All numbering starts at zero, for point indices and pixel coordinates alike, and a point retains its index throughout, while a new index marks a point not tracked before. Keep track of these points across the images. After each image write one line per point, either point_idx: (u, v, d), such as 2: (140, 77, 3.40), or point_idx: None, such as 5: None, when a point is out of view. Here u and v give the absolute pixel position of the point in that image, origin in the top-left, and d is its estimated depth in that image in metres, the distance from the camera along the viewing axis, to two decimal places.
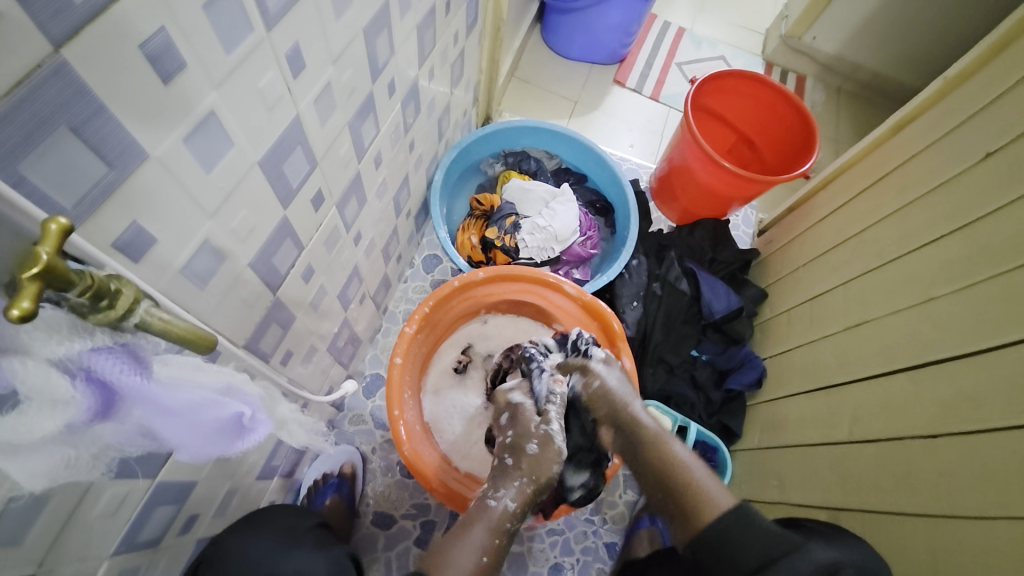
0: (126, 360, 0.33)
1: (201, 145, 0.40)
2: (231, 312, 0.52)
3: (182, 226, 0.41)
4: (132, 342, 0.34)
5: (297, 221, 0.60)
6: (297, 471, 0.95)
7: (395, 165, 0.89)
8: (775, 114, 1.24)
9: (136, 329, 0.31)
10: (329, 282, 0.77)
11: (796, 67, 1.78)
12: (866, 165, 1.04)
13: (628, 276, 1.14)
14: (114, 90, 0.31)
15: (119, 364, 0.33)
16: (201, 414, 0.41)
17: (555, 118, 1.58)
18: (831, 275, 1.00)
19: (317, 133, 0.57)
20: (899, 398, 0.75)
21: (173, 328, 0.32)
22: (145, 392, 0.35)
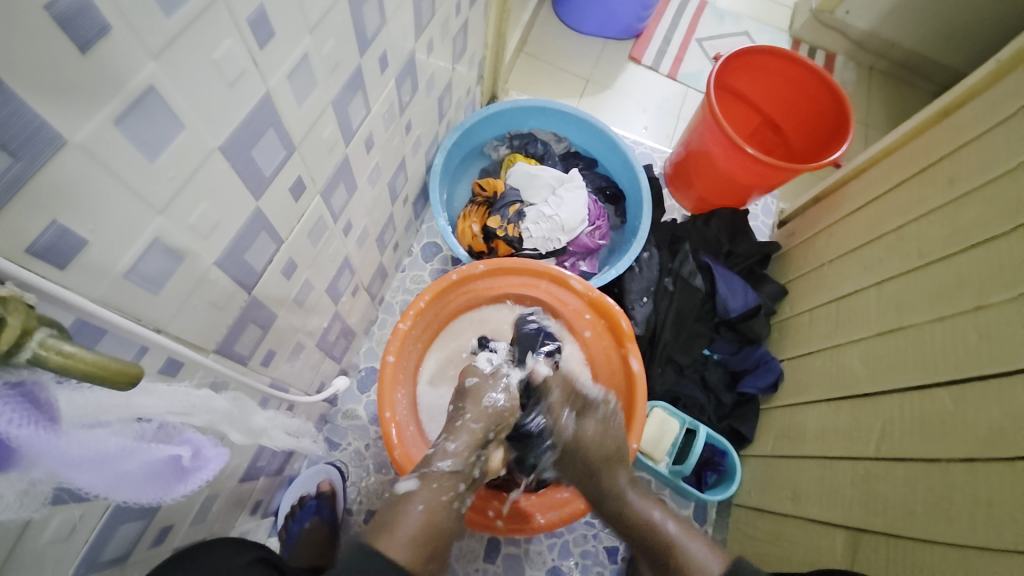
0: (11, 405, 0.27)
1: (139, 129, 0.33)
2: (195, 316, 0.47)
3: (122, 224, 0.35)
4: (36, 379, 0.29)
5: (273, 213, 0.54)
6: (286, 468, 0.91)
7: (391, 149, 0.82)
8: (807, 96, 1.14)
9: (35, 365, 0.26)
10: (316, 277, 0.71)
11: (825, 44, 1.66)
12: (907, 153, 0.96)
13: (638, 270, 1.08)
14: (8, 61, 0.25)
15: (6, 414, 0.26)
16: (128, 456, 0.34)
17: (565, 97, 1.49)
18: (862, 274, 0.93)
19: (294, 114, 0.50)
20: (938, 416, 0.69)
21: (81, 358, 0.27)
22: (39, 441, 0.28)
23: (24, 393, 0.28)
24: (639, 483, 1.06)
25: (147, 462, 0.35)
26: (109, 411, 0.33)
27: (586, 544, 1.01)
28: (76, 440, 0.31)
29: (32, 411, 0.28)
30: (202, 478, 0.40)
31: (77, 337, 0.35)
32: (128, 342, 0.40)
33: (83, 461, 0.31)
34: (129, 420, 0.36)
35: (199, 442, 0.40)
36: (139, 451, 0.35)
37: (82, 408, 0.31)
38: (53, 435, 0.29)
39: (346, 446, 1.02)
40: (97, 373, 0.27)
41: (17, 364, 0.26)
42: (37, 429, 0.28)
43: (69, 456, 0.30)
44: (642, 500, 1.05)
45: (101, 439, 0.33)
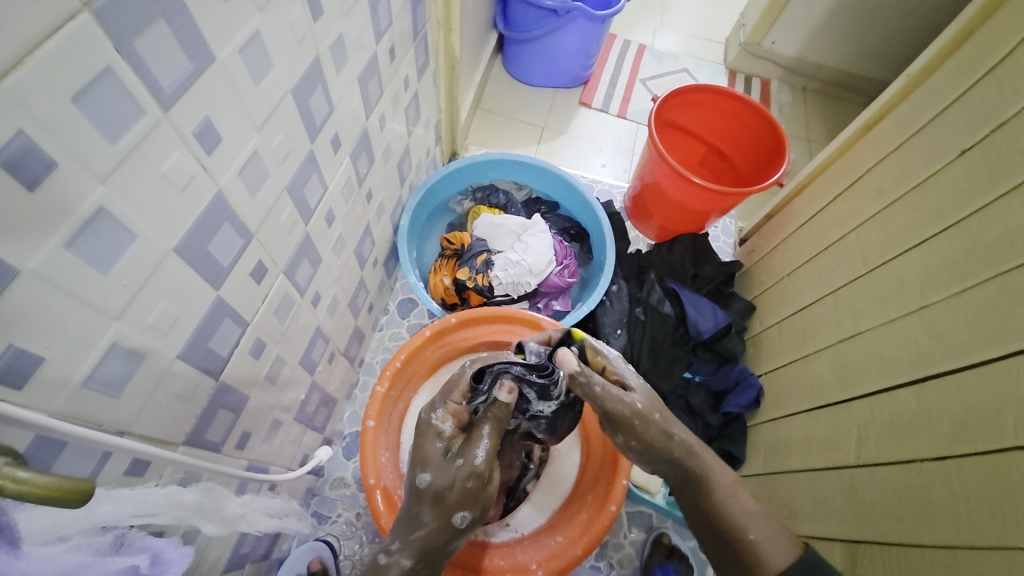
0: None
1: (91, 247, 0.36)
2: (159, 411, 0.47)
3: (79, 336, 0.37)
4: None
5: (236, 297, 0.55)
6: (275, 550, 0.88)
7: (354, 218, 0.86)
8: (744, 124, 1.22)
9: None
10: (287, 351, 0.72)
11: (760, 72, 1.79)
12: (840, 166, 1.02)
13: (609, 304, 1.10)
14: None
15: None
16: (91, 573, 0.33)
17: (523, 145, 1.57)
18: (818, 284, 0.97)
19: (249, 205, 0.53)
20: (906, 417, 0.71)
21: (31, 485, 0.28)
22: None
23: None
24: (641, 517, 1.05)
25: (104, 574, 0.34)
26: (68, 525, 0.34)
27: None
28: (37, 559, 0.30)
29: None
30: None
31: (35, 453, 0.36)
32: (88, 453, 0.40)
33: None
34: (89, 531, 0.36)
35: (158, 546, 0.38)
36: (94, 564, 0.33)
37: (41, 525, 0.32)
38: (13, 557, 0.29)
39: (336, 518, 1.00)
40: (51, 495, 0.28)
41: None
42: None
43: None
44: (646, 536, 1.03)
45: (58, 555, 0.32)
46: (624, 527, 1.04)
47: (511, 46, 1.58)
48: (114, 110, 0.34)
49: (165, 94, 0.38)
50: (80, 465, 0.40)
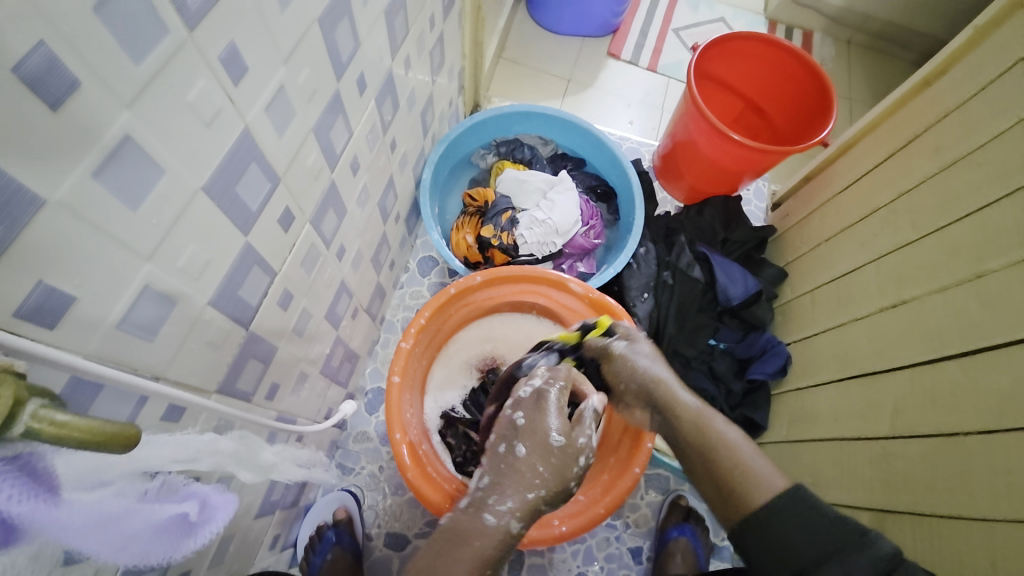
0: (19, 479, 0.27)
1: (118, 178, 0.33)
2: (193, 357, 0.46)
3: (110, 276, 0.35)
4: (32, 450, 0.28)
5: (265, 246, 0.53)
6: (302, 498, 0.91)
7: (377, 169, 0.82)
8: (790, 77, 1.14)
9: (29, 439, 0.26)
10: (313, 304, 0.71)
11: (802, 22, 1.66)
12: (894, 123, 0.95)
13: (636, 267, 1.06)
14: None
15: (8, 491, 0.26)
16: (131, 522, 0.34)
17: (547, 99, 1.49)
18: (859, 250, 0.92)
19: (276, 145, 0.50)
20: (949, 390, 0.68)
21: (69, 430, 0.26)
22: (45, 518, 0.28)
23: (21, 466, 0.27)
24: (658, 481, 1.07)
25: (152, 522, 0.35)
26: (110, 470, 0.33)
27: (610, 546, 1.01)
28: (77, 509, 0.30)
29: (30, 484, 0.27)
30: (211, 530, 0.39)
31: (74, 394, 0.34)
32: (125, 399, 0.39)
33: (86, 527, 0.31)
34: (132, 476, 0.35)
35: (204, 492, 0.40)
36: (145, 511, 0.35)
37: (80, 470, 0.31)
38: (54, 507, 0.29)
39: (360, 469, 1.02)
40: (96, 440, 0.27)
41: (11, 437, 0.26)
42: (36, 501, 0.28)
43: (72, 526, 0.30)
44: (662, 497, 1.05)
45: (101, 500, 0.32)
46: (642, 489, 1.06)
47: None
48: (137, 24, 0.31)
49: (189, 10, 0.34)
50: (115, 410, 0.38)
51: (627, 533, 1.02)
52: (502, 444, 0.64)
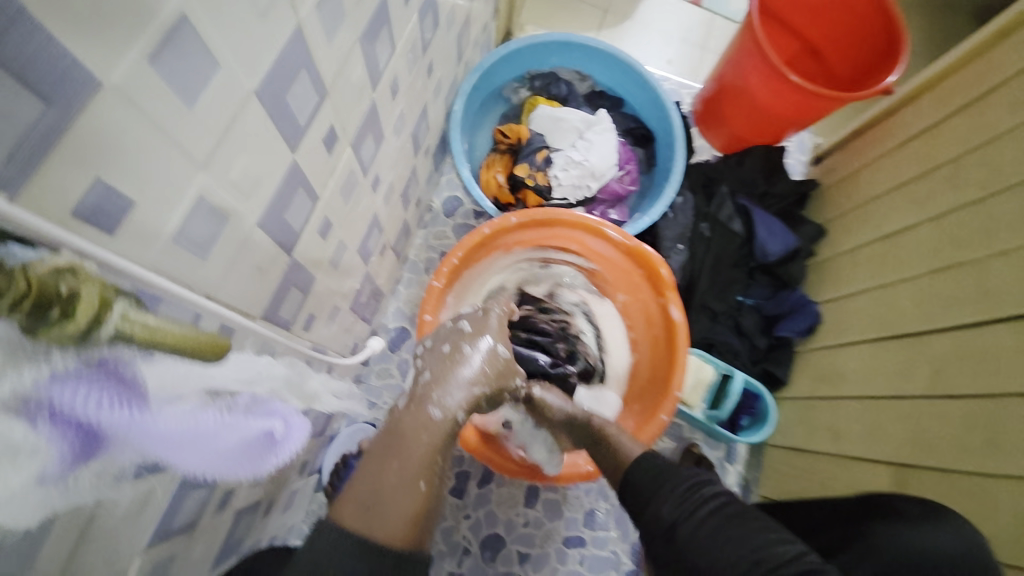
0: (107, 381, 0.27)
1: (178, 69, 0.29)
2: (241, 281, 0.44)
3: (167, 181, 0.32)
4: (117, 356, 0.27)
5: (310, 168, 0.50)
6: (328, 428, 0.92)
7: (414, 94, 0.76)
8: (856, 15, 1.04)
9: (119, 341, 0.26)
10: (348, 237, 0.68)
11: None
12: (969, 72, 0.88)
13: (672, 216, 1.03)
14: None
15: (96, 396, 0.26)
16: (219, 439, 0.35)
17: (583, 29, 1.37)
18: (911, 210, 0.88)
19: (325, 52, 0.45)
20: (998, 355, 0.67)
21: None
22: (142, 425, 0.29)
23: (110, 370, 0.27)
24: (673, 429, 1.08)
25: (241, 437, 0.36)
26: (192, 383, 0.32)
27: None
28: (168, 419, 0.30)
29: (117, 389, 0.27)
30: (287, 448, 0.42)
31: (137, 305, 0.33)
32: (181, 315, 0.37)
33: (181, 439, 0.32)
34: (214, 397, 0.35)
35: (283, 412, 0.42)
36: (232, 428, 0.35)
37: (172, 377, 0.31)
38: (147, 414, 0.29)
39: (383, 405, 1.03)
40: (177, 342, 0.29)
41: (91, 344, 0.26)
42: (129, 407, 0.28)
43: (166, 435, 0.30)
44: (675, 445, 1.07)
45: (188, 413, 0.32)
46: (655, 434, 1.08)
47: None
48: None
49: None
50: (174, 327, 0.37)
51: None
52: (445, 344, 0.63)
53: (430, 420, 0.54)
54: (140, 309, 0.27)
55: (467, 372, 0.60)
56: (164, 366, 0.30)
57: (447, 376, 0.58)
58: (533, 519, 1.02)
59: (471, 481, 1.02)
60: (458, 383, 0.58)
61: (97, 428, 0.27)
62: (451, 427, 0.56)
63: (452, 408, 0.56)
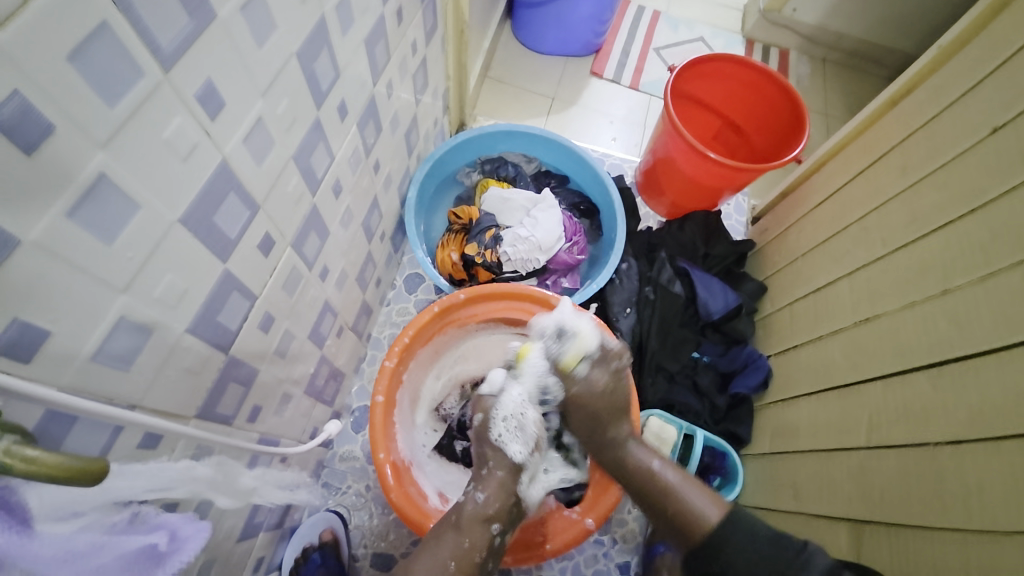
0: None
1: (93, 216, 0.34)
2: (170, 384, 0.47)
3: (85, 307, 0.36)
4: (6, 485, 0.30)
5: (244, 271, 0.54)
6: (287, 518, 0.90)
7: (361, 190, 0.84)
8: (763, 95, 1.18)
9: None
10: (296, 325, 0.72)
11: (778, 41, 1.71)
12: (863, 142, 0.98)
13: (619, 282, 1.08)
14: None
15: None
16: (94, 558, 0.34)
17: (532, 116, 1.52)
18: (833, 265, 0.94)
19: (254, 175, 0.51)
20: (919, 401, 0.69)
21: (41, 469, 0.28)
22: (11, 550, 0.29)
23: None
24: None
25: (120, 553, 0.35)
26: (82, 502, 0.34)
27: (598, 563, 1.01)
28: (46, 541, 0.31)
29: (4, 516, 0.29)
30: (182, 560, 0.38)
31: (52, 423, 0.36)
32: (100, 426, 0.40)
33: (54, 562, 0.31)
34: (103, 509, 0.36)
35: (174, 523, 0.39)
36: (109, 543, 0.35)
37: (52, 502, 0.32)
38: (24, 538, 0.30)
39: (346, 489, 1.01)
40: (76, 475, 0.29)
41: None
42: (7, 532, 0.29)
43: (38, 558, 0.30)
44: None
45: (72, 534, 0.33)
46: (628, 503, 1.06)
47: (520, 11, 1.52)
48: (112, 71, 0.32)
49: (163, 52, 0.35)
50: (91, 438, 0.39)
51: (615, 549, 1.02)
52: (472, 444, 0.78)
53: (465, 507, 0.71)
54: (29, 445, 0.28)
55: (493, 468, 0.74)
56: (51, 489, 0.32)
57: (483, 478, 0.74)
58: None
59: None
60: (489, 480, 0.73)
61: None
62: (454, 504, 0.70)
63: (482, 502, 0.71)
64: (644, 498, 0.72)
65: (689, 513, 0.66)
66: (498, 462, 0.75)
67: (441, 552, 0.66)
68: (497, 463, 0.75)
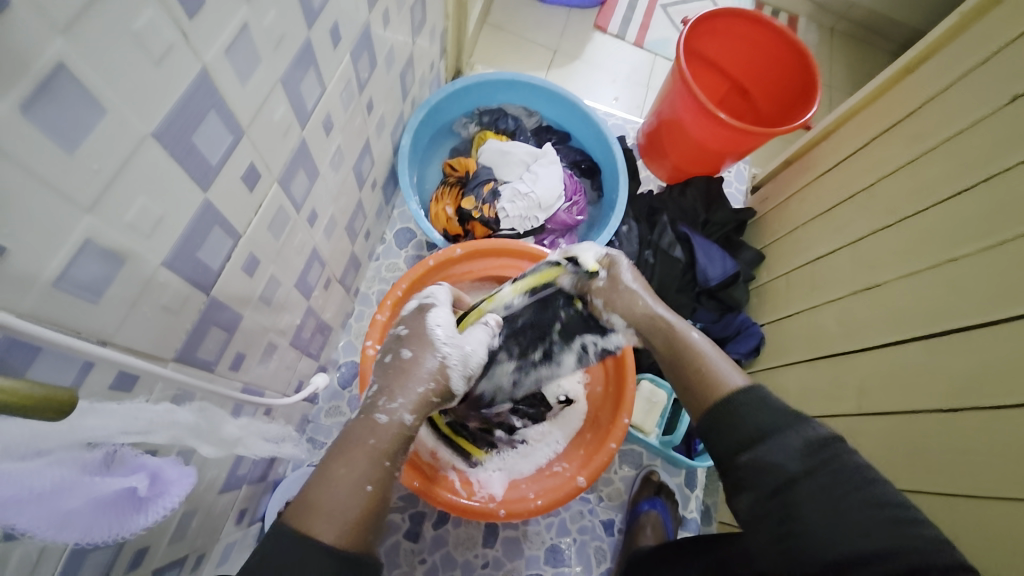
0: None
1: (50, 116, 0.29)
2: (146, 323, 0.43)
3: (45, 225, 0.31)
4: None
5: (227, 205, 0.49)
6: (271, 471, 0.88)
7: (353, 130, 0.77)
8: (776, 57, 1.13)
9: None
10: (282, 272, 0.67)
11: (788, 6, 1.65)
12: (875, 110, 0.95)
13: (618, 245, 1.06)
14: None
15: None
16: (59, 499, 0.33)
17: (532, 69, 1.44)
18: (834, 234, 0.93)
19: (238, 94, 0.45)
20: (911, 371, 0.70)
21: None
22: None
23: None
24: (632, 456, 1.09)
25: (92, 495, 0.35)
26: (41, 440, 0.32)
27: (583, 519, 1.03)
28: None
29: None
30: (164, 503, 0.40)
31: (12, 356, 0.32)
32: (68, 361, 0.36)
33: (13, 499, 0.30)
34: (72, 447, 0.34)
35: (155, 466, 0.41)
36: (82, 485, 0.34)
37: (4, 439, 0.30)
38: None
39: None
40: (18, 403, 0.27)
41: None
42: None
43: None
44: (635, 473, 1.08)
45: (29, 473, 0.31)
46: (616, 463, 1.08)
47: None
48: None
49: None
50: (58, 376, 0.35)
51: (600, 506, 1.05)
52: (388, 354, 0.58)
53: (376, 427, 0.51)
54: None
55: (423, 379, 0.54)
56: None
57: (402, 385, 0.54)
58: (493, 557, 0.98)
59: (427, 522, 0.98)
60: (410, 385, 0.54)
61: None
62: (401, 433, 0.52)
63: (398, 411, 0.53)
64: (665, 347, 0.64)
65: (709, 376, 0.58)
66: (430, 373, 0.55)
67: (354, 475, 0.48)
68: (429, 375, 0.55)
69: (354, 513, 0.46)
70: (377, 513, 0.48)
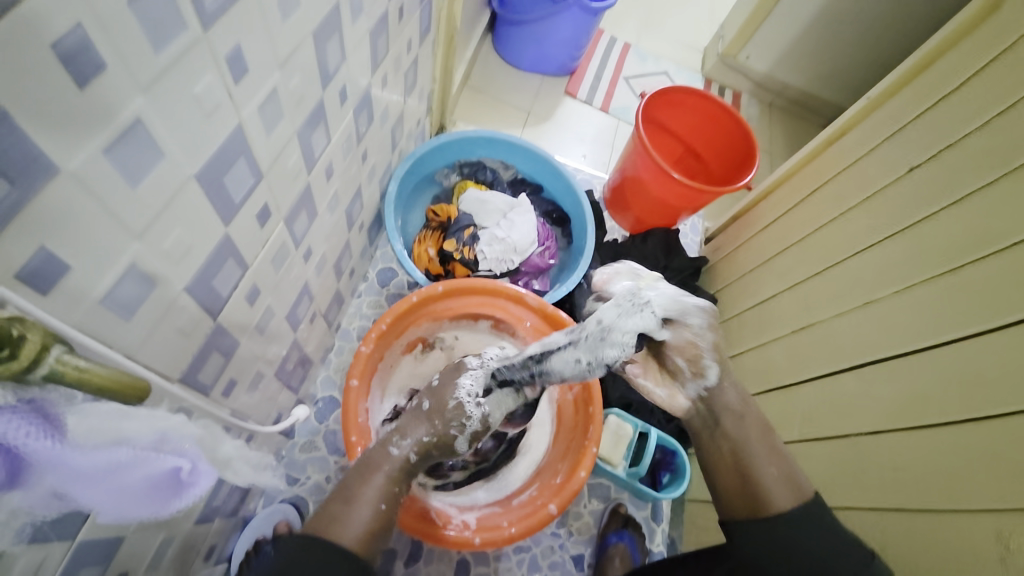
0: (35, 419, 0.32)
1: (124, 158, 0.35)
2: (162, 342, 0.46)
3: (103, 250, 0.36)
4: (45, 396, 0.33)
5: (241, 239, 0.55)
6: (242, 507, 0.87)
7: (348, 176, 0.85)
8: (721, 127, 1.31)
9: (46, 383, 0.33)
10: (276, 303, 0.71)
11: (732, 84, 1.90)
12: (804, 175, 1.13)
13: (587, 286, 1.15)
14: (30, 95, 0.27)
15: (25, 428, 0.31)
16: (127, 474, 0.40)
17: (508, 126, 1.58)
18: (777, 280, 1.06)
19: (263, 143, 0.52)
20: (846, 397, 0.80)
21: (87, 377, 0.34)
22: (58, 460, 0.34)
23: (36, 409, 0.33)
24: (600, 489, 1.12)
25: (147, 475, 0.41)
26: (101, 429, 0.37)
27: (553, 554, 1.04)
28: (86, 456, 0.36)
29: (43, 425, 0.32)
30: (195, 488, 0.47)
31: None
32: None
33: (91, 474, 0.37)
34: (111, 444, 0.38)
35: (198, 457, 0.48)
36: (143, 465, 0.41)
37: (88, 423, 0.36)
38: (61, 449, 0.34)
39: (306, 480, 0.99)
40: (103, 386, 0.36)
41: (29, 382, 0.32)
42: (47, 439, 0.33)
43: (78, 469, 0.35)
44: (604, 505, 1.11)
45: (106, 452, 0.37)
46: (585, 497, 1.11)
47: (502, 27, 1.60)
48: (164, 21, 0.33)
49: (206, 11, 0.37)
50: None
51: (570, 541, 1.06)
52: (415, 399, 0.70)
53: (390, 457, 0.63)
54: (74, 357, 0.35)
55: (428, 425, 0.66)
56: (88, 407, 0.36)
57: (412, 427, 0.66)
58: None
59: (398, 560, 0.98)
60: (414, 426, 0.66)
61: (19, 460, 0.32)
62: (403, 464, 0.64)
63: (405, 446, 0.64)
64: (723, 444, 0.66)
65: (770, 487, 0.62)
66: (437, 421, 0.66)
67: (370, 493, 0.61)
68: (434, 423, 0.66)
69: (367, 525, 0.58)
70: (387, 521, 0.60)
